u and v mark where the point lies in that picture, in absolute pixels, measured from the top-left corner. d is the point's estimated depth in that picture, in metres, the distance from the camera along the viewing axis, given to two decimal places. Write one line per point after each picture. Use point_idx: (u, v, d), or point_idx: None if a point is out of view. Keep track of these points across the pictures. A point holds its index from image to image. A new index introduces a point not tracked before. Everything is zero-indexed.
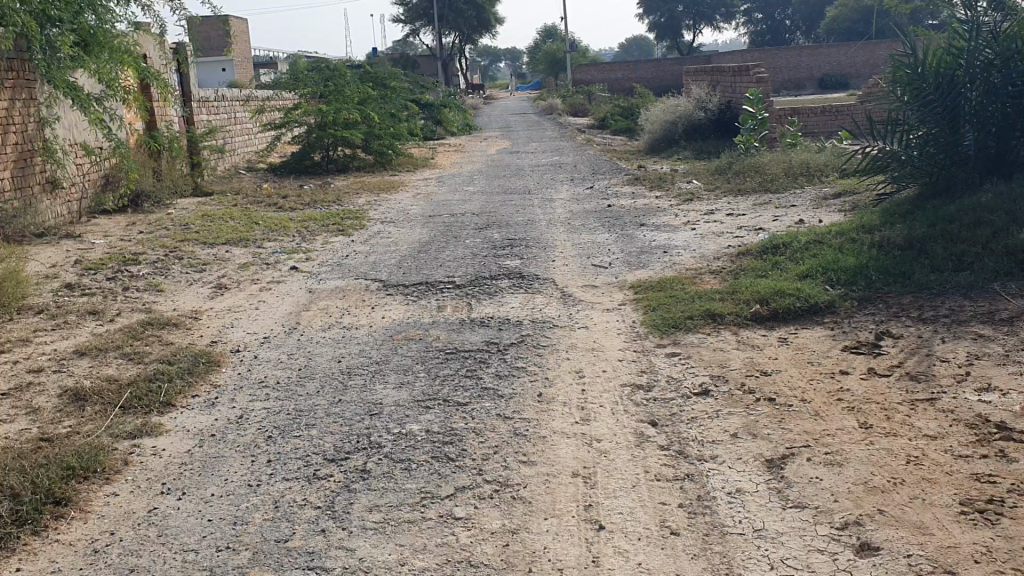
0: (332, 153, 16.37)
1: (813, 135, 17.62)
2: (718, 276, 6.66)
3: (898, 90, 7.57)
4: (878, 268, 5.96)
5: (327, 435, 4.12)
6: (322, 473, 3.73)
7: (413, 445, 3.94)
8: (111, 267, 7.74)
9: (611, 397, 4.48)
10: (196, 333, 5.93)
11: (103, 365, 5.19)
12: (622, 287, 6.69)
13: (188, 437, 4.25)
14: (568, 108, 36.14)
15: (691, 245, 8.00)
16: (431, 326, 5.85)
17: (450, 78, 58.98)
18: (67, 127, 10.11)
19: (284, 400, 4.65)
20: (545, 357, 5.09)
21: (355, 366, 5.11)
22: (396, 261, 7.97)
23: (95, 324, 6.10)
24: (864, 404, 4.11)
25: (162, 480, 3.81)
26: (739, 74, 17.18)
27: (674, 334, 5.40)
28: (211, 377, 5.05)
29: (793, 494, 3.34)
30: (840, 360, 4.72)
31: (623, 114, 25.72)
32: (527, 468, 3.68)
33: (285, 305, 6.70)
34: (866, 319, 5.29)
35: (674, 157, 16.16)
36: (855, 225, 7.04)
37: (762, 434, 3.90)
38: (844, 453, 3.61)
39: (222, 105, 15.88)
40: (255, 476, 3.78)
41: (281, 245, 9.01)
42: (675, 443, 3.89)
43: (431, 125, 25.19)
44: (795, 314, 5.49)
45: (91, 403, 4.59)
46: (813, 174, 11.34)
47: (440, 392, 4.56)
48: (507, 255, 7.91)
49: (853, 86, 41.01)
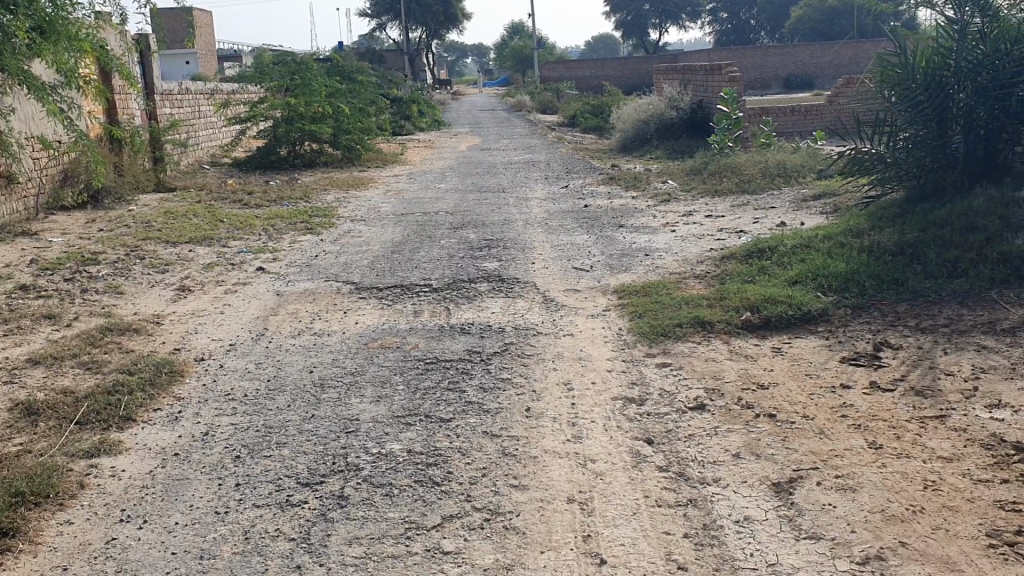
0: (299, 148, 16.01)
1: (782, 134, 17.43)
2: (704, 281, 6.43)
3: (885, 90, 7.41)
4: (871, 273, 5.76)
5: (300, 456, 3.84)
6: (295, 500, 3.45)
7: (395, 468, 3.66)
8: (69, 267, 7.37)
9: (602, 412, 4.23)
10: (159, 340, 5.60)
11: (58, 376, 4.85)
12: (605, 293, 6.44)
13: (149, 456, 3.94)
14: (537, 106, 35.93)
15: (673, 248, 7.78)
16: (408, 332, 5.57)
17: (417, 73, 58.54)
18: (23, 120, 9.68)
19: (252, 415, 4.35)
20: (531, 368, 4.84)
21: (329, 377, 4.83)
22: (368, 262, 7.67)
23: (50, 329, 5.75)
24: (870, 422, 3.89)
25: (120, 506, 3.50)
26: (711, 73, 17.04)
27: (663, 343, 5.16)
28: (174, 390, 4.73)
29: (806, 524, 3.12)
30: (840, 372, 4.50)
31: (592, 113, 25.49)
32: (519, 493, 3.43)
33: (252, 308, 6.39)
34: (862, 328, 5.07)
35: (647, 156, 15.95)
36: (843, 228, 6.85)
37: (766, 454, 3.66)
38: (856, 477, 3.41)
39: (186, 98, 15.44)
40: (223, 502, 3.49)
41: (247, 244, 8.68)
42: (674, 464, 3.65)
43: (398, 120, 24.86)
44: (788, 322, 5.25)
45: (44, 418, 4.26)
46: (791, 174, 11.18)
47: (420, 408, 4.29)
48: (484, 257, 7.65)
49: (818, 86, 41.16)
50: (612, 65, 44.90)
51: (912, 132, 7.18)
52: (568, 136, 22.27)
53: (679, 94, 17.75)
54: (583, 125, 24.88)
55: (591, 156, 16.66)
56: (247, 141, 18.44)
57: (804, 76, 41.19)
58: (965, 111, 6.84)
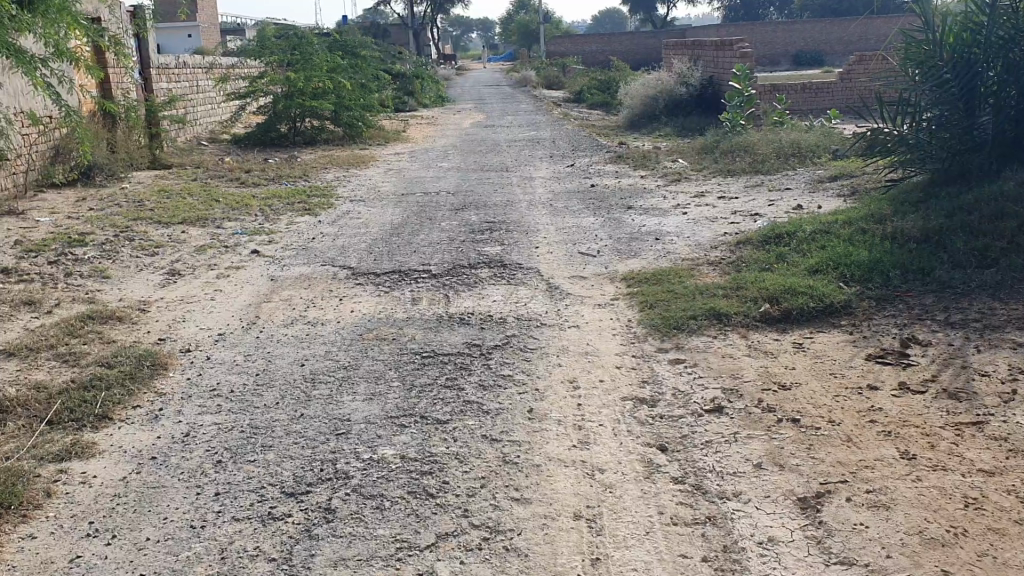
0: (299, 124, 15.68)
1: (795, 112, 17.07)
2: (718, 269, 6.13)
3: (910, 68, 7.07)
4: (896, 262, 5.44)
5: (286, 461, 3.56)
6: (278, 512, 3.17)
7: (386, 476, 3.38)
8: (55, 249, 7.08)
9: (610, 414, 3.95)
10: (144, 328, 5.31)
11: (31, 370, 4.56)
12: (613, 279, 6.15)
13: (124, 460, 3.66)
14: (542, 81, 35.46)
15: (684, 232, 7.47)
16: (405, 323, 5.27)
17: (422, 47, 57.91)
18: (11, 94, 9.43)
19: (238, 414, 4.07)
20: (534, 364, 4.54)
21: (321, 371, 4.54)
22: (366, 245, 7.38)
23: (30, 316, 5.47)
24: (901, 428, 3.60)
25: (88, 517, 3.23)
26: (723, 48, 16.67)
27: (677, 336, 4.87)
28: (156, 385, 4.45)
29: (837, 546, 2.84)
30: (866, 371, 4.20)
31: (599, 90, 25.05)
32: (521, 508, 3.15)
33: (243, 295, 6.08)
34: (887, 323, 4.76)
35: (656, 134, 15.58)
36: (864, 214, 6.53)
37: (790, 465, 3.37)
38: (889, 492, 3.12)
39: (183, 72, 15.10)
40: (200, 514, 3.21)
41: (243, 225, 8.38)
42: (691, 475, 3.37)
43: (402, 96, 24.55)
44: (808, 315, 4.95)
45: (13, 418, 3.98)
46: (805, 154, 10.84)
47: (416, 407, 4.01)
48: (486, 240, 7.34)
49: (828, 63, 40.47)
50: (619, 41, 44.34)
51: (937, 112, 6.85)
52: (575, 112, 21.87)
53: (689, 71, 17.49)
54: (590, 101, 24.50)
55: (597, 133, 16.34)
56: (246, 116, 18.11)
57: (815, 52, 40.63)
58: (994, 90, 6.49)
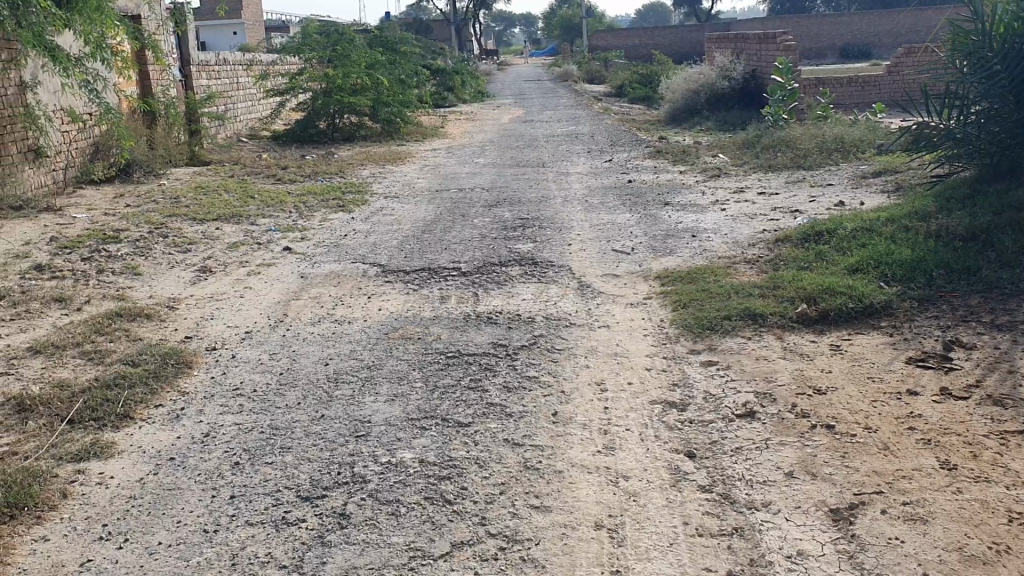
0: (338, 121, 15.69)
1: (839, 105, 16.76)
2: (756, 268, 5.96)
3: (958, 61, 6.84)
4: (940, 262, 5.25)
5: (303, 464, 3.49)
6: (292, 517, 3.10)
7: (403, 481, 3.29)
8: (89, 246, 7.12)
9: (638, 418, 3.83)
10: (171, 326, 5.29)
11: (57, 368, 4.56)
12: (647, 278, 6.02)
13: (142, 461, 3.62)
14: (584, 75, 35.25)
15: (722, 229, 7.30)
16: (432, 322, 5.19)
17: (464, 42, 57.92)
18: (50, 93, 9.54)
19: (258, 414, 4.01)
20: (561, 365, 4.43)
21: (344, 371, 4.48)
22: (398, 242, 7.31)
23: (60, 314, 5.49)
24: (942, 437, 3.43)
25: (102, 520, 3.18)
26: (767, 41, 16.40)
27: (709, 337, 4.73)
28: (180, 383, 4.42)
29: (870, 562, 2.70)
30: (907, 375, 4.03)
31: (641, 84, 24.81)
32: (540, 516, 3.04)
33: (273, 292, 6.05)
34: (930, 325, 4.58)
35: (697, 128, 15.33)
36: (908, 212, 6.32)
37: (823, 474, 3.23)
38: (927, 505, 2.96)
39: (224, 69, 15.20)
40: (213, 518, 3.15)
41: (277, 222, 8.37)
42: (719, 483, 3.24)
43: (442, 91, 24.54)
44: (847, 315, 4.78)
45: (35, 416, 3.98)
46: (849, 149, 10.58)
47: (438, 409, 3.92)
48: (518, 238, 7.23)
49: (874, 57, 39.72)
50: (662, 35, 43.94)
51: (986, 105, 6.59)
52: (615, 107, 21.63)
53: (731, 65, 17.20)
54: (630, 96, 24.23)
55: (636, 127, 16.09)
56: (286, 113, 18.19)
57: (861, 45, 39.90)
58: None
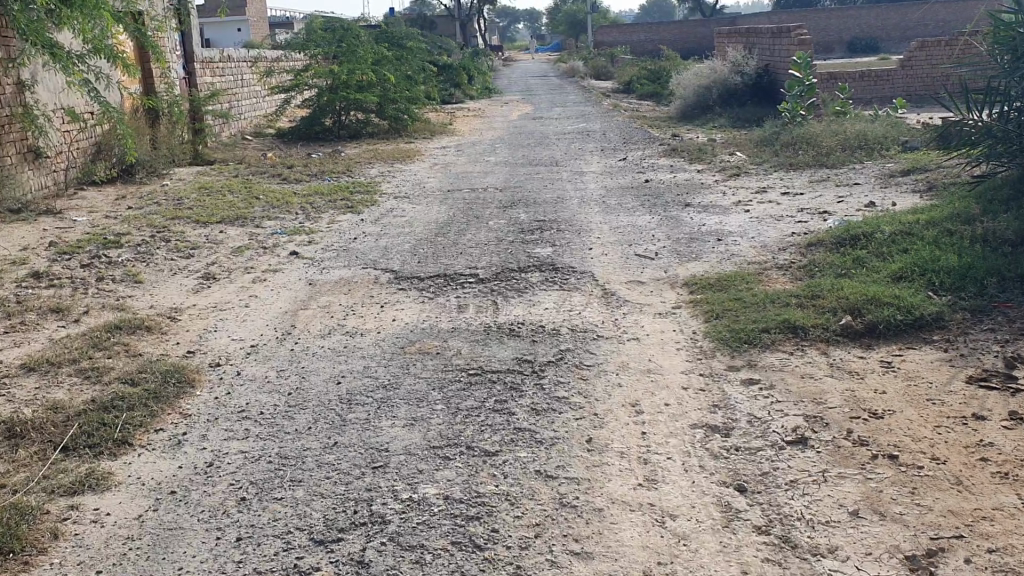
0: (344, 118, 15.39)
1: (856, 99, 16.40)
2: (790, 274, 5.65)
3: (1000, 53, 6.48)
4: (991, 269, 4.92)
5: (316, 500, 3.18)
6: (305, 565, 2.79)
7: (427, 523, 2.99)
8: (88, 251, 6.84)
9: (680, 445, 3.52)
10: (173, 339, 4.99)
11: (51, 388, 4.26)
12: (674, 285, 5.71)
13: (140, 495, 3.32)
14: (591, 71, 34.87)
15: (749, 231, 6.98)
16: (449, 334, 4.87)
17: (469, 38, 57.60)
18: (49, 91, 9.24)
19: (266, 441, 3.70)
20: (592, 384, 4.12)
21: (357, 391, 4.17)
22: (410, 246, 7.00)
23: (56, 326, 5.19)
24: (1020, 470, 3.12)
25: (96, 566, 2.88)
26: (780, 35, 16.16)
27: (749, 352, 4.41)
28: (182, 405, 4.11)
29: None
30: (969, 397, 3.72)
31: (650, 79, 24.43)
32: (582, 565, 2.73)
33: (280, 301, 5.75)
34: (986, 339, 4.26)
35: (709, 125, 14.98)
36: (949, 214, 5.99)
37: (893, 513, 2.92)
38: (1016, 553, 2.65)
39: (228, 67, 14.91)
40: (217, 565, 2.84)
41: (282, 224, 8.07)
42: (777, 524, 2.93)
43: (447, 87, 24.22)
44: (895, 328, 4.46)
45: (26, 443, 3.68)
46: (872, 146, 10.26)
47: (461, 436, 3.61)
48: (536, 241, 6.92)
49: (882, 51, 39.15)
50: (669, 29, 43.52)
51: None
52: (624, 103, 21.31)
53: (743, 59, 16.93)
54: (640, 91, 23.85)
55: (647, 124, 15.76)
56: (290, 111, 17.92)
57: (871, 38, 39.40)
58: None
